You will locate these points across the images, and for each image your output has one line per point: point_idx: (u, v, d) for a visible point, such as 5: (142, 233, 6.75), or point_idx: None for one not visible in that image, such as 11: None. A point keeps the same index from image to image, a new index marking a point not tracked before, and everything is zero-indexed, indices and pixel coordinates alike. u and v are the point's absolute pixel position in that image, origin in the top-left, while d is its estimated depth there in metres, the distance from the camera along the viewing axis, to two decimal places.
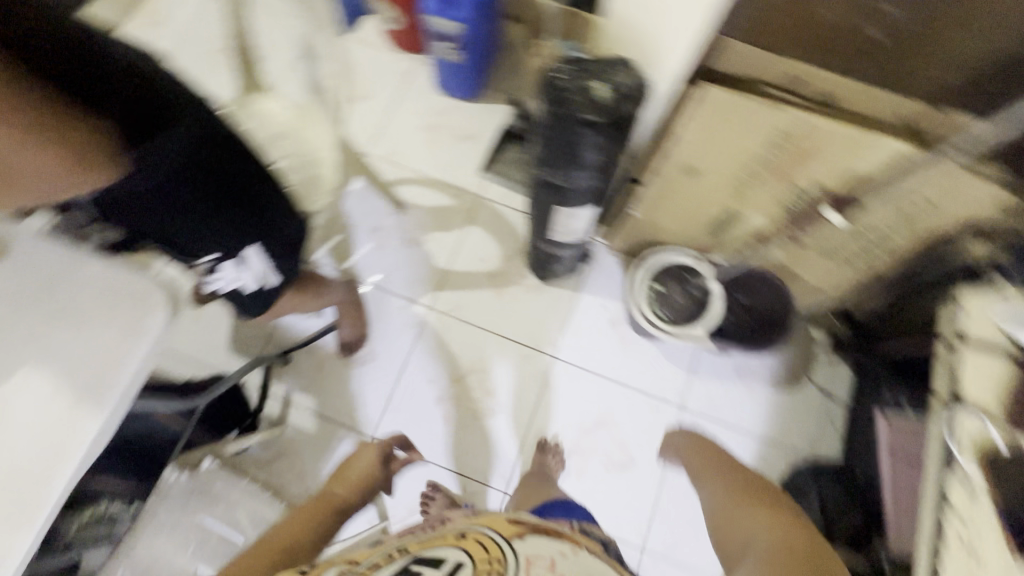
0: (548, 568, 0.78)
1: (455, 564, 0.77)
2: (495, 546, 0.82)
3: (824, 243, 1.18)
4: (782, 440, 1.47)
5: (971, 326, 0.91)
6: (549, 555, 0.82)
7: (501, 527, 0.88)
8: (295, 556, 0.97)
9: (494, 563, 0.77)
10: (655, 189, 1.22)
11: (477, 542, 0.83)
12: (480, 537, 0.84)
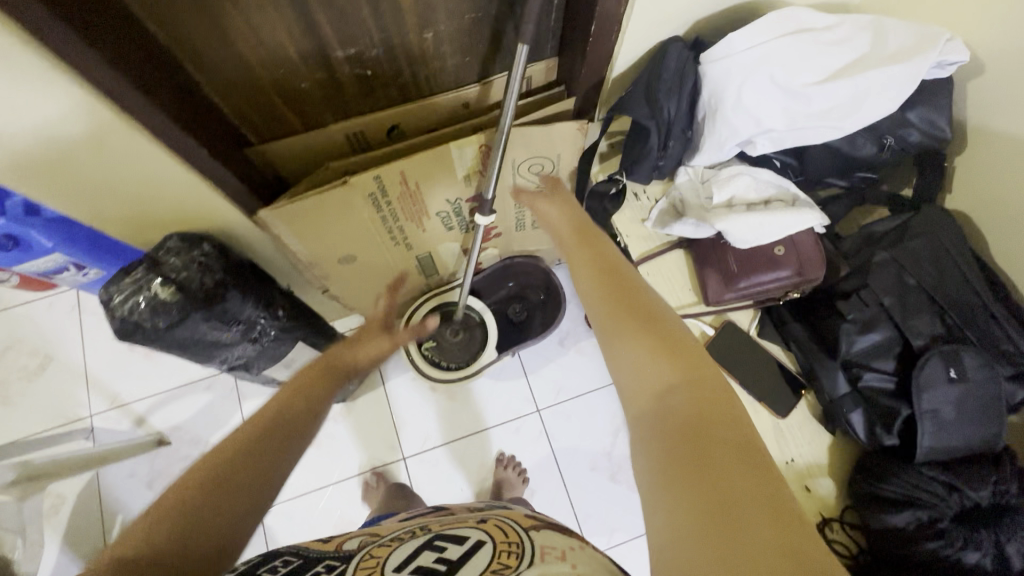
0: (563, 561, 0.41)
1: (476, 544, 0.44)
2: (510, 528, 0.47)
3: (515, 223, 1.15)
4: None
5: (637, 245, 0.92)
6: (571, 546, 0.45)
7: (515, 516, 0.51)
8: (307, 433, 0.52)
9: (515, 547, 0.43)
10: (344, 284, 1.12)
11: (500, 524, 0.48)
12: (502, 523, 0.48)
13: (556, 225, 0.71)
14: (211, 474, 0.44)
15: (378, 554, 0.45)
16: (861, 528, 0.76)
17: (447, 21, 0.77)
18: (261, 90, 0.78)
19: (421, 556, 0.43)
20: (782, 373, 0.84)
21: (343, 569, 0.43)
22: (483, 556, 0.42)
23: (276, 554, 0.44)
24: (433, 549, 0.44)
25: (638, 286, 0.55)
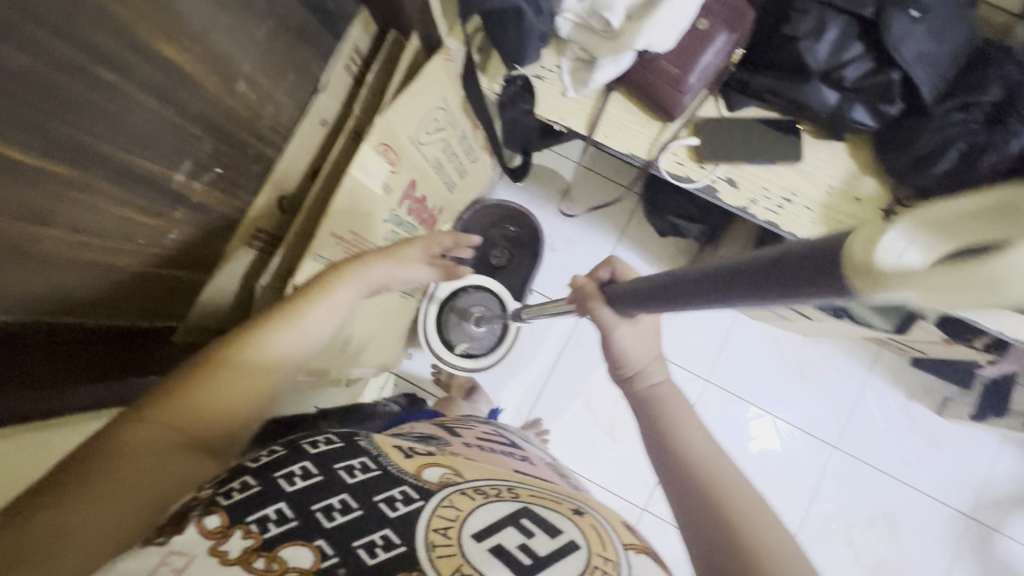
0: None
1: (567, 548, 0.46)
2: (607, 532, 0.50)
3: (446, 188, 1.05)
4: (624, 226, 1.50)
5: (577, 122, 0.85)
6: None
7: (615, 522, 0.55)
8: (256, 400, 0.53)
9: (610, 567, 0.45)
10: (356, 361, 1.05)
11: (594, 522, 0.51)
12: (598, 522, 0.52)
13: (633, 358, 0.64)
14: (143, 441, 0.44)
15: (458, 504, 0.49)
16: (917, 193, 0.80)
17: (249, 58, 0.63)
18: (145, 278, 0.64)
19: (504, 532, 0.47)
20: (772, 128, 0.83)
21: (420, 506, 0.47)
22: (576, 562, 0.45)
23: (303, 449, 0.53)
24: (518, 531, 0.47)
25: (680, 436, 0.57)
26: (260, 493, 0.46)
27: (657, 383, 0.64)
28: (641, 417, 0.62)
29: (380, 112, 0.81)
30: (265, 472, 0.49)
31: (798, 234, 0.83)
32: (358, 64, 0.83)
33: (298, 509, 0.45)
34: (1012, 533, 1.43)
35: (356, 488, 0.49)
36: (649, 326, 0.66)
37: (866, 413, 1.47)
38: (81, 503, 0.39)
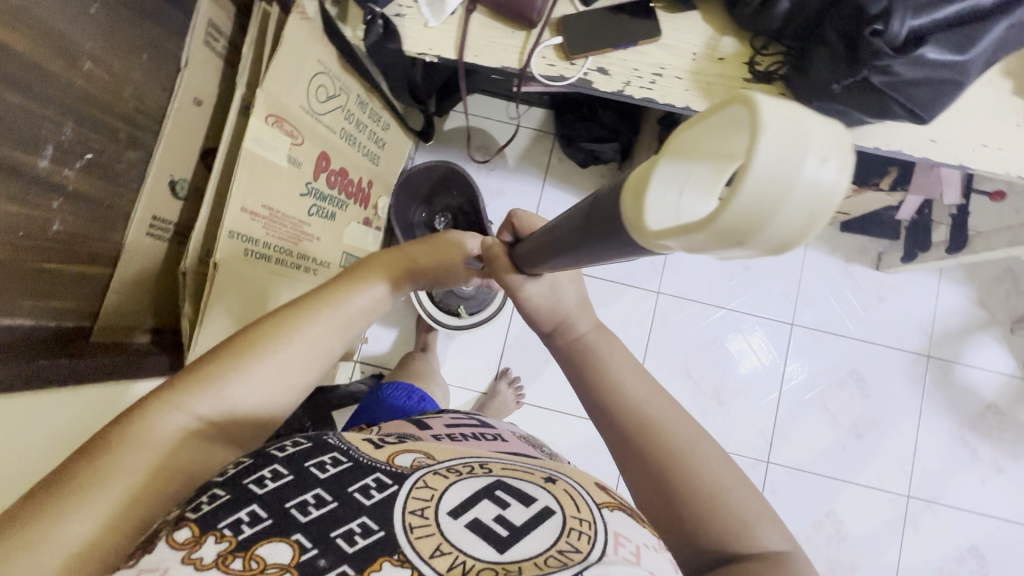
0: (640, 562, 0.47)
1: (544, 512, 0.49)
2: (584, 500, 0.53)
3: (371, 161, 1.16)
4: (546, 167, 1.54)
5: (446, 49, 0.87)
6: (646, 539, 0.51)
7: (585, 482, 0.58)
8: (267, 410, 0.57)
9: (587, 527, 0.49)
10: None
11: (568, 488, 0.54)
12: (571, 488, 0.55)
13: (545, 311, 0.63)
14: (174, 432, 0.51)
15: (432, 483, 0.51)
16: (771, 39, 0.85)
17: (88, 36, 0.64)
18: (38, 274, 0.64)
19: (480, 505, 0.50)
20: (627, 13, 0.87)
21: (395, 491, 0.50)
22: (553, 525, 0.48)
23: (269, 451, 0.54)
24: (494, 503, 0.50)
25: (615, 381, 0.60)
26: (230, 500, 0.48)
27: (584, 332, 0.64)
28: (575, 366, 0.63)
29: (257, 85, 0.83)
30: (234, 482, 0.50)
31: (676, 103, 0.87)
32: (218, 38, 0.84)
33: (271, 509, 0.48)
34: (969, 360, 1.51)
35: (329, 481, 0.52)
36: (566, 289, 0.64)
37: (813, 285, 1.54)
38: (110, 474, 0.46)
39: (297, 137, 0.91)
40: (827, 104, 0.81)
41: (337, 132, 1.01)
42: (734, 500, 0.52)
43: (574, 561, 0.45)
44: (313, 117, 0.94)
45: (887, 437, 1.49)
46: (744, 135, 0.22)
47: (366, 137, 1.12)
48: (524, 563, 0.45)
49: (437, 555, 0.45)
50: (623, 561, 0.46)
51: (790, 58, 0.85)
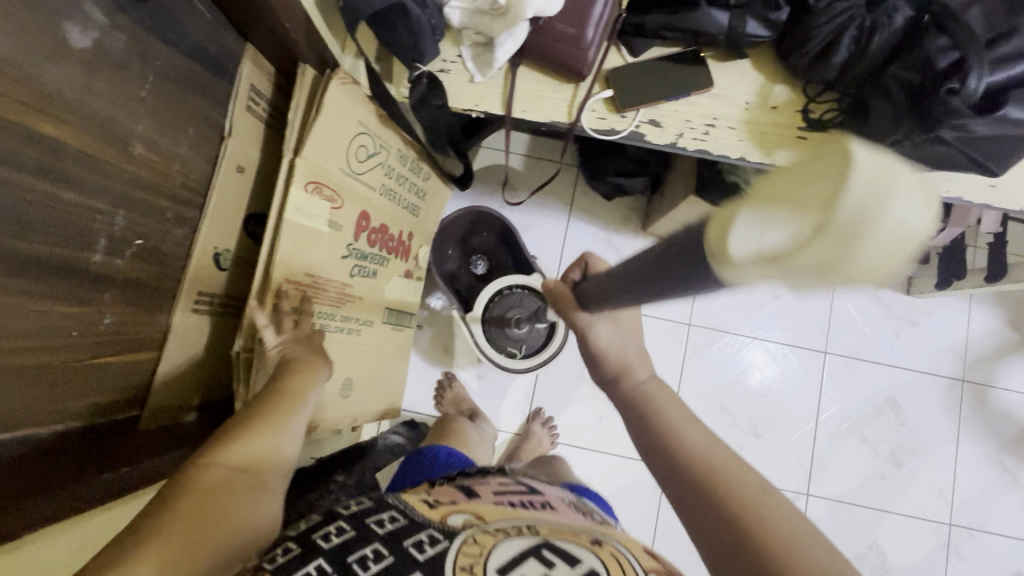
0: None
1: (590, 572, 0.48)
2: (628, 560, 0.53)
3: (410, 212, 1.11)
4: (571, 199, 1.51)
5: (494, 104, 0.85)
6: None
7: (632, 546, 0.58)
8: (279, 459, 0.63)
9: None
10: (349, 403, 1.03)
11: (615, 553, 0.53)
12: (618, 551, 0.54)
13: (613, 352, 0.67)
14: (212, 481, 0.54)
15: (480, 541, 0.51)
16: (826, 87, 0.83)
17: (139, 119, 0.60)
18: (88, 372, 0.59)
19: (526, 563, 0.49)
20: (676, 62, 0.85)
21: (445, 546, 0.50)
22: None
23: (337, 518, 0.57)
24: (540, 562, 0.49)
25: (677, 427, 0.58)
26: (302, 551, 0.51)
27: (644, 378, 0.65)
28: (637, 413, 0.62)
29: (296, 151, 0.78)
30: (308, 539, 0.53)
31: (730, 154, 0.84)
32: (256, 99, 0.81)
33: (335, 563, 0.49)
34: (1003, 384, 1.50)
35: (387, 538, 0.52)
36: (627, 328, 0.69)
37: (845, 311, 1.52)
38: (167, 529, 0.48)
39: (335, 201, 0.87)
40: (890, 156, 0.79)
41: (376, 189, 0.97)
42: (811, 553, 0.46)
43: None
44: (352, 177, 0.89)
45: (926, 464, 1.47)
46: (830, 177, 0.22)
47: (409, 188, 1.07)
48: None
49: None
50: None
51: (845, 105, 0.83)
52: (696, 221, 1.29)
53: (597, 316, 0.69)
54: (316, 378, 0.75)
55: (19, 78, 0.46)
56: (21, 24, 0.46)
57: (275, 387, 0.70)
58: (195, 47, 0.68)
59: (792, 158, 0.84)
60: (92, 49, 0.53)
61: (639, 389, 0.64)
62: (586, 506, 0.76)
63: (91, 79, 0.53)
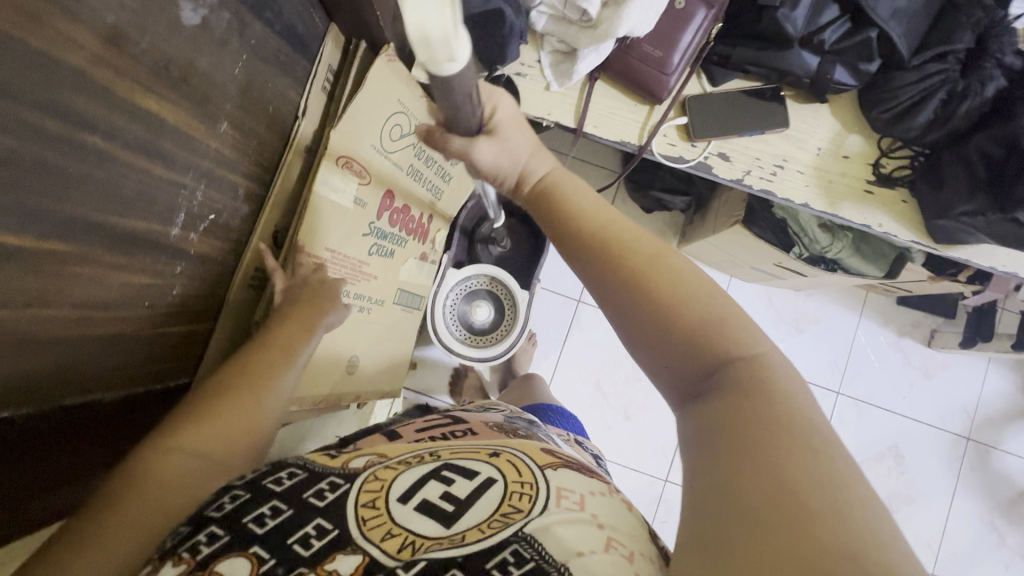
0: (583, 510, 0.42)
1: (486, 484, 0.44)
2: (525, 463, 0.46)
3: (432, 196, 1.01)
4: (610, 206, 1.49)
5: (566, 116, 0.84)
6: (591, 487, 0.46)
7: (529, 448, 0.50)
8: (256, 426, 0.56)
9: (530, 489, 0.43)
10: (379, 390, 1.03)
11: (513, 459, 0.47)
12: (515, 457, 0.47)
13: (504, 171, 0.52)
14: (175, 472, 0.48)
15: (382, 475, 0.45)
16: (903, 143, 0.82)
17: (229, 96, 0.60)
18: (153, 340, 0.61)
19: (427, 486, 0.44)
20: (755, 96, 0.83)
21: (346, 490, 0.44)
22: (495, 496, 0.43)
23: (230, 483, 0.47)
24: (440, 482, 0.44)
25: (581, 211, 0.49)
26: (189, 530, 0.42)
27: (544, 178, 0.52)
28: (538, 208, 0.52)
29: (332, 126, 0.78)
30: (196, 513, 0.44)
31: (794, 200, 0.84)
32: (331, 82, 0.81)
33: (228, 525, 0.42)
34: (1007, 447, 1.51)
35: (286, 492, 0.45)
36: (513, 138, 0.52)
37: (863, 355, 1.53)
38: (116, 532, 0.43)
39: (363, 177, 0.84)
40: (956, 225, 0.78)
41: (405, 170, 0.92)
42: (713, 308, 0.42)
43: (517, 519, 0.40)
44: (382, 155, 0.86)
45: (918, 514, 1.49)
46: None
47: (447, 170, 1.01)
48: (468, 531, 0.40)
49: (388, 538, 0.40)
50: (563, 513, 0.41)
51: (918, 166, 0.82)
52: (734, 250, 1.28)
53: (472, 137, 0.50)
54: (311, 331, 0.69)
55: (136, 54, 0.46)
56: (143, 0, 0.45)
57: (263, 336, 0.66)
58: (285, 26, 0.68)
59: (855, 211, 0.83)
60: (199, 26, 0.53)
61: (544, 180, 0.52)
62: (514, 426, 0.64)
63: (194, 55, 0.53)
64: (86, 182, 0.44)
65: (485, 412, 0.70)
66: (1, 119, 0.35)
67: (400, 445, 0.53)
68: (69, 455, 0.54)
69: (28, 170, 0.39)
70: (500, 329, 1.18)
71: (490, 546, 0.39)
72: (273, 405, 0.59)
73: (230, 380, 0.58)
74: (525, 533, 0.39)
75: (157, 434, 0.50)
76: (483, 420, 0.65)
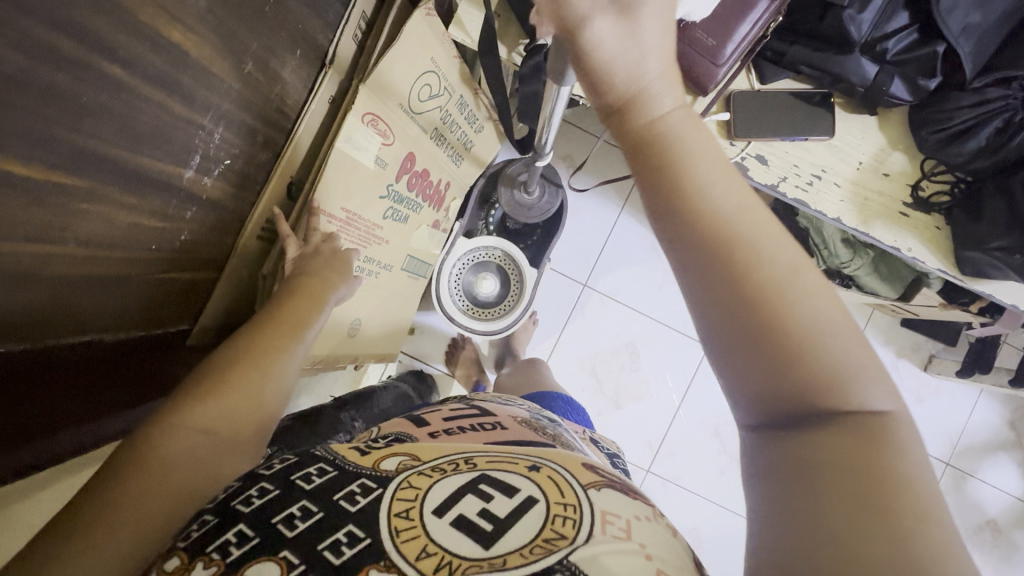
0: (631, 539, 0.42)
1: (526, 502, 0.43)
2: (566, 480, 0.46)
3: (452, 163, 0.97)
4: (628, 193, 1.45)
5: None
6: (635, 509, 0.46)
7: (569, 463, 0.50)
8: (264, 403, 0.55)
9: (573, 513, 0.43)
10: (376, 353, 1.01)
11: (553, 474, 0.47)
12: (556, 472, 0.47)
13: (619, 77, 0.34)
14: (185, 449, 0.48)
15: (417, 484, 0.45)
16: (947, 167, 0.79)
17: (256, 34, 0.56)
18: (156, 285, 0.59)
19: (464, 502, 0.43)
20: (803, 99, 0.80)
21: (379, 495, 0.44)
22: (535, 517, 0.42)
23: (255, 472, 0.48)
24: (478, 498, 0.43)
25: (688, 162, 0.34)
26: (217, 524, 0.43)
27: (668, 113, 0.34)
28: (633, 156, 0.35)
29: (362, 79, 0.74)
30: (225, 503, 0.45)
31: (827, 214, 0.81)
32: (363, 31, 0.76)
33: (257, 524, 0.42)
34: (982, 476, 1.54)
35: (316, 492, 0.45)
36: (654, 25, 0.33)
37: None
38: (127, 514, 0.43)
39: (387, 137, 0.80)
40: (987, 260, 0.76)
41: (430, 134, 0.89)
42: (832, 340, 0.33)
43: (561, 546, 0.40)
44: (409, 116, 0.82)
45: None
46: None
47: (471, 136, 0.97)
48: (510, 555, 0.39)
49: (423, 556, 0.39)
50: (611, 541, 0.41)
51: (958, 194, 0.80)
52: None
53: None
54: (322, 305, 0.68)
55: None
56: None
57: (275, 313, 0.64)
58: None
59: (888, 232, 0.81)
60: None
61: (654, 128, 0.34)
62: (539, 423, 0.66)
63: None
64: (101, 113, 0.41)
65: (515, 408, 0.72)
66: (14, 36, 0.32)
67: (435, 446, 0.52)
68: (72, 398, 0.52)
69: (40, 95, 0.36)
70: (507, 307, 1.15)
71: (539, 570, 0.38)
72: (284, 380, 0.58)
73: (237, 356, 0.57)
74: (570, 561, 0.39)
75: (164, 415, 0.50)
76: (508, 415, 0.66)
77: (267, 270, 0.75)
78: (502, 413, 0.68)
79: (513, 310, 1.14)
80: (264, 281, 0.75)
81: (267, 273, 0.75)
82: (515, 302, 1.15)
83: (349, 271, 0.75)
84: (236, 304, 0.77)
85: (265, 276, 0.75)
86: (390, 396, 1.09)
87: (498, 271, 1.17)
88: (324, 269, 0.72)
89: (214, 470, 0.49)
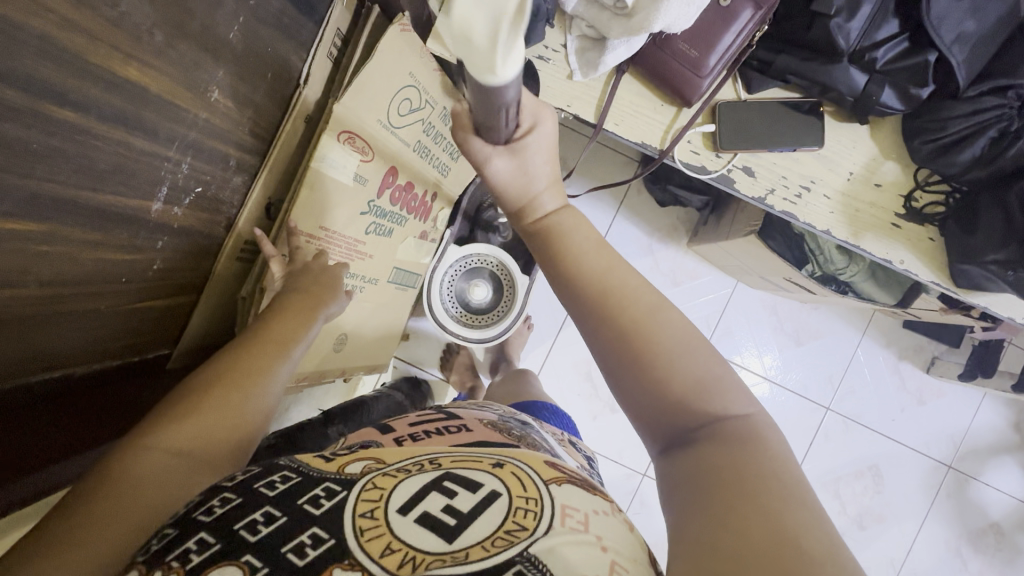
0: (588, 531, 0.42)
1: (489, 497, 0.43)
2: (529, 475, 0.46)
3: (438, 173, 0.96)
4: (623, 196, 1.43)
5: (586, 109, 0.78)
6: (595, 504, 0.46)
7: (534, 461, 0.50)
8: (239, 422, 0.55)
9: (534, 506, 0.43)
10: (363, 365, 1.01)
11: (517, 470, 0.47)
12: (520, 469, 0.47)
13: (515, 192, 0.53)
14: (152, 470, 0.48)
15: (381, 484, 0.44)
16: (941, 177, 0.77)
17: (221, 61, 0.56)
18: (130, 314, 0.59)
19: (429, 498, 0.43)
20: (792, 109, 0.77)
21: (344, 498, 0.43)
22: (498, 510, 0.42)
23: (218, 484, 0.48)
24: (442, 495, 0.43)
25: (578, 261, 0.51)
26: (179, 535, 0.43)
27: (553, 211, 0.54)
28: (536, 250, 0.54)
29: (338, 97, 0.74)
30: (185, 516, 0.45)
31: (816, 226, 0.79)
32: (339, 47, 0.76)
33: (219, 532, 0.42)
34: (986, 479, 1.52)
35: (278, 498, 0.45)
36: (536, 161, 0.53)
37: (859, 373, 1.51)
38: (84, 537, 0.43)
39: (365, 154, 0.80)
40: (983, 273, 0.74)
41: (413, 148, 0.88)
42: (687, 364, 0.46)
43: (522, 538, 0.40)
44: (389, 131, 0.81)
45: (886, 534, 1.50)
46: None
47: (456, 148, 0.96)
48: (473, 548, 0.39)
49: (387, 553, 0.39)
50: (568, 533, 0.41)
51: (953, 204, 0.77)
52: (743, 258, 1.23)
53: (499, 147, 0.51)
54: (309, 321, 0.68)
55: (114, 19, 0.41)
56: None
57: (261, 327, 0.64)
58: None
59: (879, 244, 0.79)
60: None
61: (546, 221, 0.53)
62: (507, 425, 0.66)
63: (184, 19, 0.48)
64: (56, 158, 0.41)
65: (488, 412, 0.72)
66: None
67: (402, 450, 0.52)
68: (39, 437, 0.52)
69: None
70: (499, 315, 1.13)
71: (496, 564, 0.38)
72: (262, 399, 0.58)
73: (216, 369, 0.58)
74: (530, 552, 0.39)
75: (139, 430, 0.51)
76: (475, 417, 0.66)
77: (246, 292, 0.75)
78: (471, 416, 0.68)
79: (506, 318, 1.12)
80: (243, 299, 0.75)
81: (247, 294, 0.75)
82: (507, 310, 1.12)
83: (341, 288, 0.75)
84: (214, 329, 0.77)
85: (243, 298, 0.75)
86: (381, 405, 1.09)
87: (490, 279, 1.14)
88: (311, 283, 0.72)
89: (180, 492, 0.49)
